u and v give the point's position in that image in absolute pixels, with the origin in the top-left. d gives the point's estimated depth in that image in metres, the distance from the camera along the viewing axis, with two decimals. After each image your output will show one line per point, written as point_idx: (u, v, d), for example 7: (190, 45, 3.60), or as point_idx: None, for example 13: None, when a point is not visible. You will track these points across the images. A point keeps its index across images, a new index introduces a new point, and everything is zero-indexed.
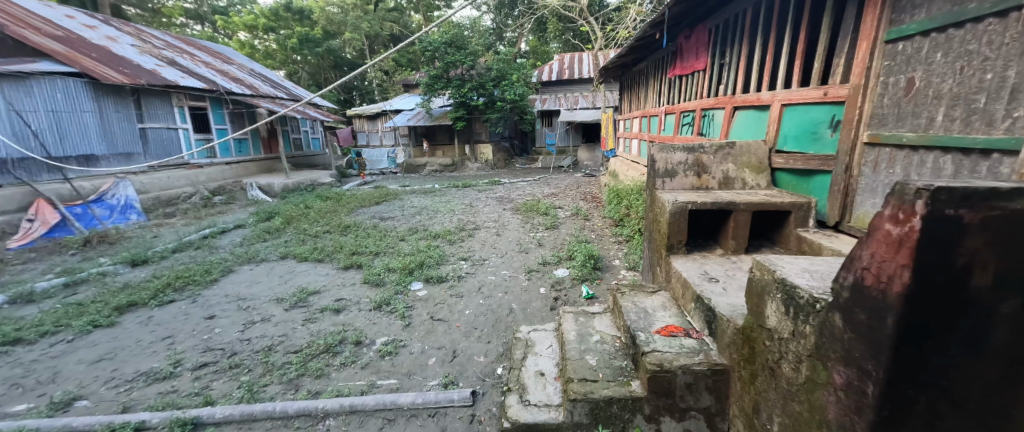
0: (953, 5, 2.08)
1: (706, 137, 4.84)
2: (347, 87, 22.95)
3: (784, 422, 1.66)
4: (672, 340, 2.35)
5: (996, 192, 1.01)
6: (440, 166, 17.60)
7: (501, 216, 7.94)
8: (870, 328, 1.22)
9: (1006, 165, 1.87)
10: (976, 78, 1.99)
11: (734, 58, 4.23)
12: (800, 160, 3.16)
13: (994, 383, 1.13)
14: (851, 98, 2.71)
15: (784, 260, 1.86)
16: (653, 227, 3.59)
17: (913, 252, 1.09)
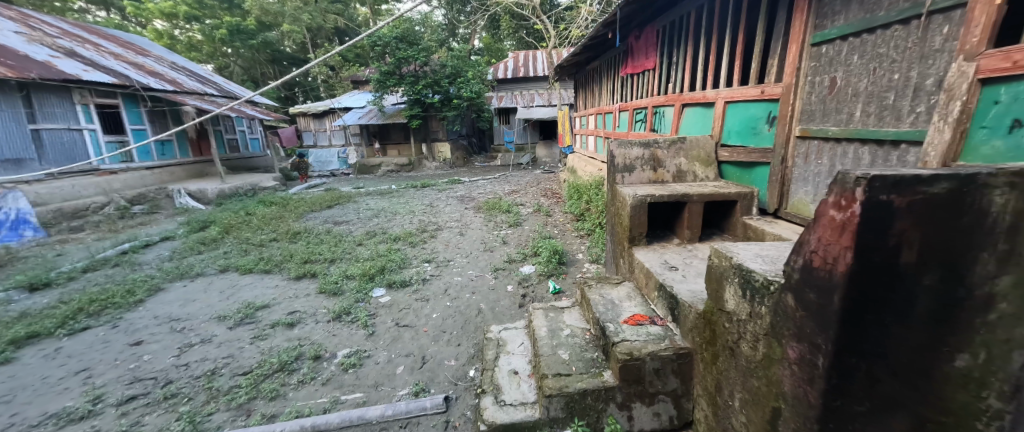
0: (866, 12, 2.35)
1: (658, 133, 5.11)
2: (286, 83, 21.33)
3: (743, 397, 1.76)
4: (639, 329, 2.45)
5: (921, 179, 1.11)
6: (395, 166, 16.91)
7: (463, 215, 7.81)
8: (818, 305, 1.30)
9: (911, 154, 2.13)
10: (886, 78, 2.25)
11: (681, 58, 4.47)
12: (743, 153, 3.41)
13: (918, 347, 1.25)
14: (784, 96, 2.96)
15: (738, 246, 1.99)
16: (614, 221, 3.71)
17: (856, 235, 1.16)
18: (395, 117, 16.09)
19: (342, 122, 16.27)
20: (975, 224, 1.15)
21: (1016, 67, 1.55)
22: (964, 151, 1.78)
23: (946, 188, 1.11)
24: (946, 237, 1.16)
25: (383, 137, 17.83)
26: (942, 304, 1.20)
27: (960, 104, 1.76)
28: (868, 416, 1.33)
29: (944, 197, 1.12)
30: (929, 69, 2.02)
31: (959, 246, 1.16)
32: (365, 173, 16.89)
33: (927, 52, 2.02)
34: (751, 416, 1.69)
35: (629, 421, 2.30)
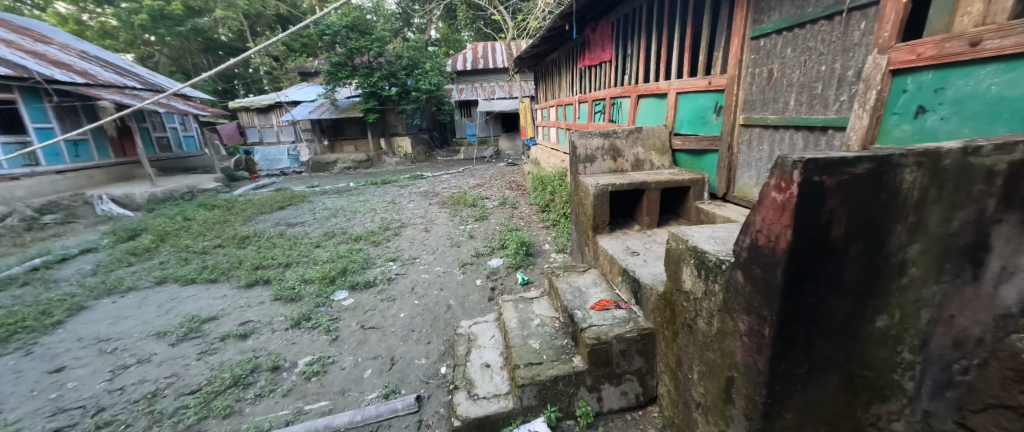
0: (797, 8, 2.56)
1: (615, 124, 5.29)
2: (222, 75, 19.58)
3: (701, 369, 1.89)
4: (605, 313, 2.54)
5: (847, 161, 1.21)
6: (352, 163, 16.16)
7: (426, 211, 7.64)
8: (764, 280, 1.41)
9: (836, 139, 2.36)
10: (815, 69, 2.46)
11: (635, 50, 4.63)
12: (694, 141, 3.62)
13: (846, 313, 1.39)
14: (728, 87, 3.16)
15: (693, 229, 2.12)
16: (578, 210, 3.79)
17: (794, 214, 1.25)
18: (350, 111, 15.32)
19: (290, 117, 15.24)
20: (891, 199, 1.27)
21: (922, 59, 1.75)
22: (878, 135, 2.01)
23: (867, 168, 1.23)
24: (868, 213, 1.28)
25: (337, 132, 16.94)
26: (865, 273, 1.34)
27: (876, 92, 1.98)
28: (808, 378, 1.46)
29: (866, 177, 1.23)
30: (850, 61, 2.24)
31: (880, 220, 1.29)
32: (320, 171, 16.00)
33: (848, 45, 2.24)
34: (709, 386, 1.82)
35: (599, 402, 2.39)
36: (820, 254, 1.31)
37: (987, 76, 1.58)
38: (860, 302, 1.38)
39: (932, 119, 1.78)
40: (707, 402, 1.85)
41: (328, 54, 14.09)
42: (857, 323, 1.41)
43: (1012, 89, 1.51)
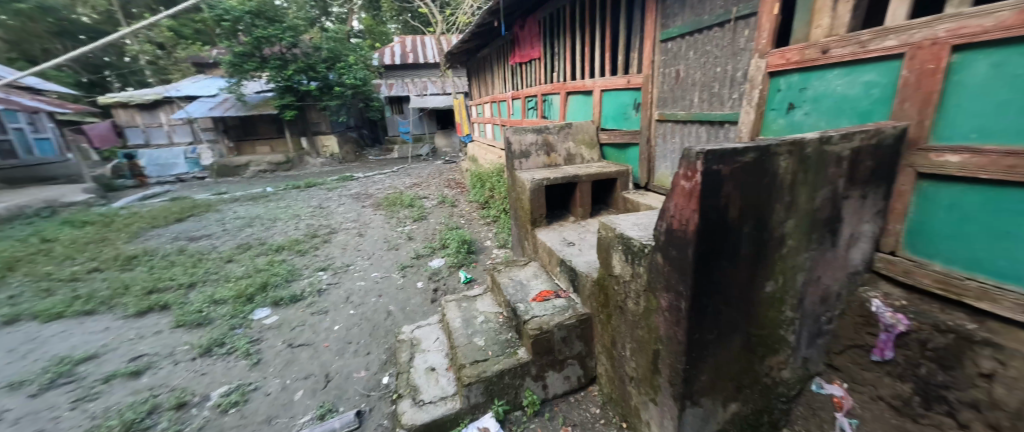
0: (695, 16, 2.85)
1: (548, 120, 5.48)
2: (86, 63, 16.44)
3: (632, 346, 2.05)
4: (546, 304, 2.64)
5: (737, 151, 1.38)
6: (269, 165, 14.63)
7: (359, 214, 7.26)
8: (679, 260, 1.56)
9: (731, 132, 2.68)
10: (712, 70, 2.77)
11: (562, 49, 4.82)
12: (618, 136, 3.88)
13: (744, 283, 1.61)
14: (644, 85, 3.43)
15: (620, 218, 2.28)
16: (516, 205, 3.87)
17: (699, 200, 1.41)
18: (263, 108, 13.86)
19: (185, 115, 13.39)
20: (772, 183, 1.49)
21: (791, 63, 2.07)
22: (762, 129, 2.33)
23: (753, 157, 1.42)
24: (756, 195, 1.48)
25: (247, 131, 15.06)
26: (756, 247, 1.55)
27: (758, 92, 2.29)
28: (718, 342, 1.67)
29: (752, 165, 1.43)
30: (739, 64, 2.56)
31: (765, 201, 1.50)
32: (228, 176, 14.24)
33: (737, 50, 2.55)
34: (639, 361, 1.99)
35: (545, 389, 2.49)
36: (721, 234, 1.49)
37: (836, 78, 1.90)
38: (753, 272, 1.61)
39: (799, 115, 2.11)
40: (639, 375, 2.02)
41: (227, 43, 12.37)
42: (752, 290, 1.64)
43: (854, 90, 1.83)
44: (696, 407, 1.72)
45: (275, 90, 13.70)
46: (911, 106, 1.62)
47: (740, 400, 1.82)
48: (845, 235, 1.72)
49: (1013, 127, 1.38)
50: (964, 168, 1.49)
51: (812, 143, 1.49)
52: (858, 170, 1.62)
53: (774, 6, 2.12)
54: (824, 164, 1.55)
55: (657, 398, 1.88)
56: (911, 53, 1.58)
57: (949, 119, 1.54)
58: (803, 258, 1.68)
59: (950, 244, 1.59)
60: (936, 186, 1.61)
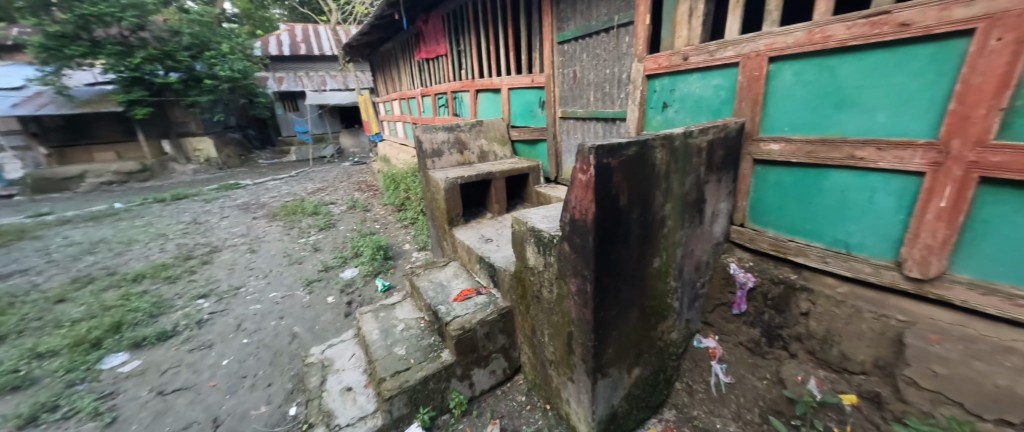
0: (585, 21, 3.07)
1: (460, 117, 5.46)
2: None
3: (550, 332, 2.17)
4: (467, 302, 2.64)
5: (622, 145, 1.54)
6: (116, 175, 11.90)
7: (250, 227, 6.43)
8: (582, 247, 1.69)
9: (622, 128, 2.96)
10: (603, 72, 3.02)
11: (468, 46, 4.83)
12: (527, 132, 4.03)
13: (637, 262, 1.80)
14: (547, 84, 3.61)
15: (532, 212, 2.37)
16: (432, 205, 3.80)
17: (594, 191, 1.53)
18: (99, 104, 11.29)
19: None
20: (652, 173, 1.68)
21: (661, 68, 2.41)
22: (644, 124, 2.68)
23: (636, 151, 1.59)
24: (641, 184, 1.66)
25: (80, 133, 12.04)
26: (645, 230, 1.75)
27: (639, 92, 2.61)
28: (620, 317, 1.84)
29: (636, 157, 1.60)
30: (624, 67, 2.83)
31: (648, 188, 1.70)
32: (53, 191, 11.14)
33: (620, 54, 2.83)
34: (556, 345, 2.11)
35: (471, 387, 2.50)
36: (615, 220, 1.64)
37: (694, 81, 2.28)
38: (644, 252, 1.81)
39: (671, 113, 2.47)
40: (557, 357, 2.14)
41: (32, 19, 9.31)
42: (644, 268, 1.84)
43: (708, 91, 2.21)
44: (605, 378, 1.89)
45: (113, 82, 11.06)
46: (748, 105, 2.04)
47: (641, 365, 2.04)
48: (709, 212, 2.07)
49: (808, 120, 1.86)
50: (785, 154, 1.94)
51: (679, 136, 1.72)
52: (714, 158, 1.96)
53: (647, 17, 2.42)
54: (689, 154, 1.80)
55: (573, 376, 2.01)
56: (744, 62, 1.99)
57: (772, 116, 1.99)
58: (680, 235, 1.94)
59: (777, 213, 2.08)
60: (766, 169, 2.08)
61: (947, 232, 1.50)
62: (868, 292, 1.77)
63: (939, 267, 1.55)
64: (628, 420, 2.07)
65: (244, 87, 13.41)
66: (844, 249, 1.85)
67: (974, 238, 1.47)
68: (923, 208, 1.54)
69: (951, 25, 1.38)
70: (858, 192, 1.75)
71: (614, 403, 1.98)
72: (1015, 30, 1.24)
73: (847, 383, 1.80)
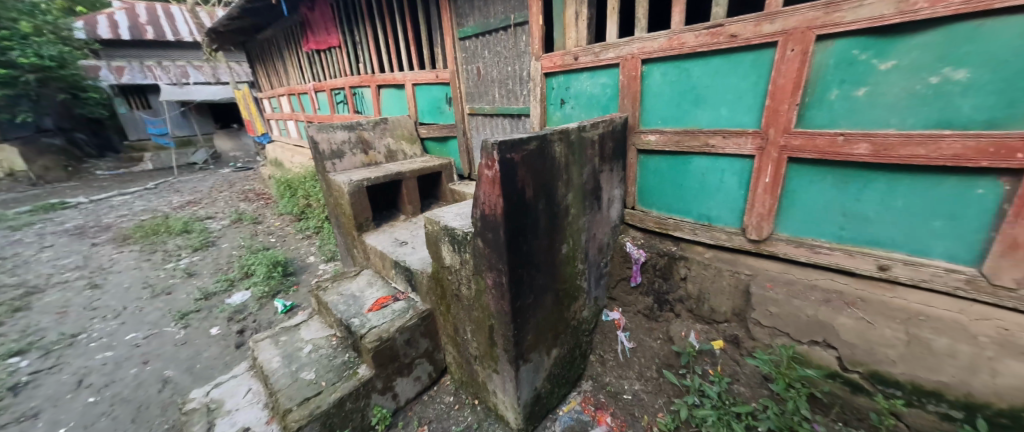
0: (483, 18, 3.09)
1: (363, 115, 5.12)
2: None
3: (471, 328, 2.16)
4: (383, 311, 2.50)
5: (523, 140, 1.59)
6: None
7: (91, 257, 5.16)
8: (495, 241, 1.71)
9: (528, 123, 3.09)
10: (505, 69, 3.10)
11: (363, 38, 4.54)
12: (436, 130, 3.97)
13: (547, 249, 1.89)
14: (452, 81, 3.57)
15: (444, 210, 2.33)
16: (336, 212, 3.51)
17: (501, 185, 1.57)
18: None
19: None
20: (553, 165, 1.78)
21: (556, 67, 2.57)
22: (546, 119, 2.84)
23: (537, 144, 1.66)
24: (544, 176, 1.75)
25: None
26: (551, 218, 1.85)
27: (539, 90, 2.75)
28: (536, 304, 1.92)
29: (537, 151, 1.68)
30: (524, 65, 2.94)
31: (551, 180, 1.79)
32: None
33: (520, 52, 2.93)
34: (479, 339, 2.11)
35: (395, 399, 2.37)
36: (523, 212, 1.70)
37: (585, 80, 2.48)
38: (553, 239, 1.91)
39: (568, 109, 2.66)
40: (481, 352, 2.15)
41: None
42: (554, 254, 1.95)
43: (597, 88, 2.44)
44: (527, 364, 1.96)
45: None
46: (629, 102, 2.29)
47: (559, 346, 2.16)
48: (605, 199, 2.28)
49: (673, 115, 2.16)
50: (660, 144, 2.23)
51: (574, 130, 1.86)
52: (605, 149, 2.16)
53: (540, 19, 2.54)
54: (583, 146, 1.96)
55: (497, 367, 2.04)
56: (623, 63, 2.23)
57: (648, 111, 2.26)
58: (583, 222, 2.10)
59: (657, 196, 2.38)
60: (647, 158, 2.36)
61: (773, 201, 1.89)
62: (726, 255, 2.14)
63: (769, 230, 1.94)
64: (551, 399, 2.19)
65: (64, 78, 10.69)
66: (706, 223, 2.19)
67: (789, 204, 1.88)
68: (756, 183, 1.92)
69: (763, 38, 1.72)
70: (712, 174, 2.09)
71: (537, 385, 2.07)
72: (802, 44, 1.63)
73: (717, 331, 2.15)
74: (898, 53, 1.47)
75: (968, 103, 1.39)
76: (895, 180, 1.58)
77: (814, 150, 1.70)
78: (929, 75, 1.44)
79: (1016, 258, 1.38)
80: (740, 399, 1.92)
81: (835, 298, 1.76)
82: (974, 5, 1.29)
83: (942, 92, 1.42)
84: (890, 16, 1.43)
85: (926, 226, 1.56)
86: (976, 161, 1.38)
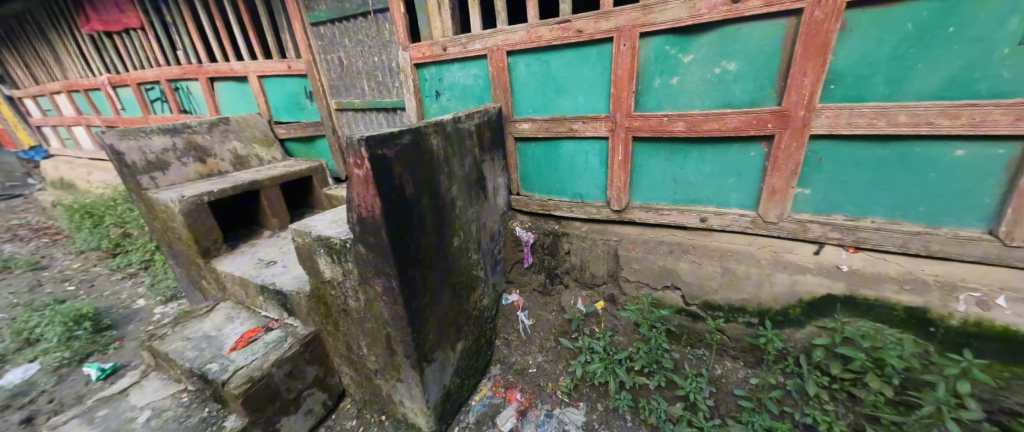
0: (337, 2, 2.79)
1: (195, 115, 4.19)
2: None
3: (367, 342, 1.99)
4: (252, 347, 2.13)
5: (394, 134, 1.51)
6: None
7: None
8: (377, 244, 1.60)
9: (404, 117, 2.96)
10: (370, 59, 2.88)
11: (179, 19, 3.68)
12: (298, 129, 3.50)
13: (437, 245, 1.85)
14: (309, 72, 3.15)
15: (316, 218, 2.07)
16: (168, 238, 2.82)
17: (375, 185, 1.46)
18: None
19: None
20: (431, 158, 1.74)
21: (426, 57, 2.49)
22: (423, 112, 2.76)
23: (410, 138, 1.59)
24: (422, 170, 1.69)
25: None
26: (436, 213, 1.81)
27: (412, 82, 2.64)
28: (433, 302, 1.88)
29: (411, 145, 1.61)
30: (391, 55, 2.77)
31: (431, 174, 1.75)
32: None
33: (385, 42, 2.74)
34: (377, 352, 1.97)
35: None
36: (406, 210, 1.62)
37: (456, 71, 2.47)
38: (441, 233, 1.87)
39: (444, 100, 2.63)
40: (381, 364, 2.00)
41: None
42: (445, 248, 1.92)
43: (469, 79, 2.46)
44: (431, 364, 1.91)
45: None
46: (501, 93, 2.37)
47: (463, 338, 2.16)
48: (490, 187, 2.33)
49: (540, 104, 2.32)
50: (532, 131, 2.38)
51: (449, 122, 1.85)
52: (483, 139, 2.19)
53: (401, 6, 2.40)
54: (461, 138, 1.96)
55: (401, 376, 1.94)
56: (490, 54, 2.28)
57: (519, 101, 2.38)
58: (471, 212, 2.12)
59: (537, 180, 2.55)
60: (523, 145, 2.50)
61: (626, 175, 2.20)
62: (598, 226, 2.43)
63: (626, 200, 2.26)
64: (462, 392, 2.18)
65: None
66: (579, 200, 2.44)
67: (638, 177, 2.22)
68: (612, 161, 2.20)
69: (602, 33, 1.96)
70: (579, 156, 2.32)
71: (445, 383, 2.04)
72: (630, 39, 1.90)
73: (598, 294, 2.43)
74: (694, 48, 1.84)
75: (740, 88, 1.82)
76: (704, 149, 2.00)
77: (649, 129, 2.04)
78: (714, 66, 1.83)
79: (775, 200, 1.89)
80: (620, 347, 2.21)
81: (676, 248, 2.17)
82: (734, 12, 1.68)
83: (723, 79, 1.83)
84: (686, 19, 1.77)
85: (727, 184, 2.02)
86: (749, 131, 1.82)
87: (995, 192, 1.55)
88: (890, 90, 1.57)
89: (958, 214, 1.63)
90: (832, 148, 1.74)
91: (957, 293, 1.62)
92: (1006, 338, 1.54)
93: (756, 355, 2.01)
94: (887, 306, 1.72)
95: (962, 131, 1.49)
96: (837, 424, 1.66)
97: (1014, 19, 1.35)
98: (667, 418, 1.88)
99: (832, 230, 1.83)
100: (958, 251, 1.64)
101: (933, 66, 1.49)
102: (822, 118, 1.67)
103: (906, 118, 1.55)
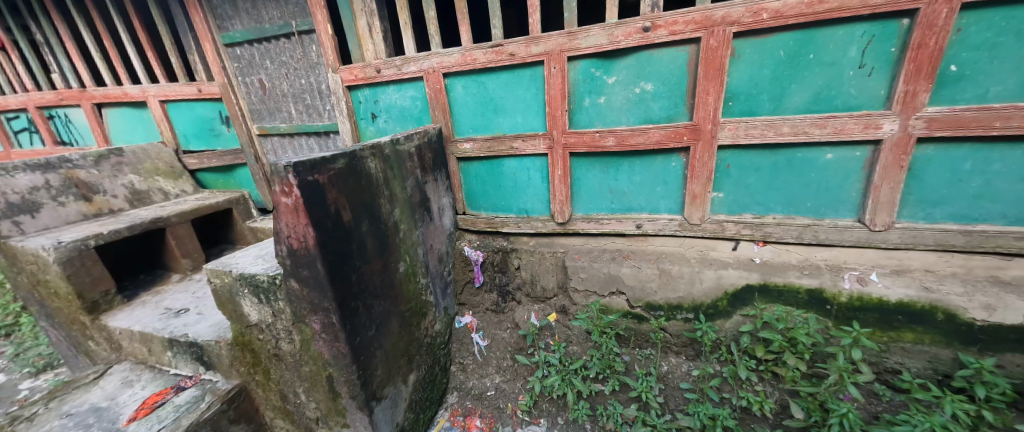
0: (256, 23, 2.63)
1: (77, 147, 3.61)
2: None
3: (305, 387, 1.80)
4: (158, 414, 1.80)
5: (326, 159, 1.42)
6: None
7: None
8: (313, 277, 1.47)
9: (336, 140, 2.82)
10: (297, 82, 2.73)
11: (51, 37, 3.18)
12: (213, 158, 3.18)
13: (379, 273, 1.75)
14: (223, 96, 2.89)
15: (237, 255, 1.86)
16: (39, 294, 2.33)
17: (307, 213, 1.36)
18: None
19: None
20: (368, 183, 1.67)
21: (359, 80, 2.43)
22: (359, 134, 2.67)
23: (344, 163, 1.52)
24: (360, 196, 1.61)
25: None
26: (377, 239, 1.72)
27: (345, 104, 2.55)
28: (380, 334, 1.76)
29: (346, 169, 1.53)
30: (319, 76, 2.65)
31: (369, 198, 1.67)
32: None
33: (312, 64, 2.62)
34: (318, 397, 1.78)
35: None
36: (344, 238, 1.52)
37: (392, 93, 2.44)
38: (385, 260, 1.78)
39: (381, 123, 2.57)
40: (323, 411, 1.81)
41: None
42: (389, 276, 1.83)
43: (406, 101, 2.43)
44: (382, 402, 1.77)
45: None
46: (440, 113, 2.37)
47: (416, 369, 2.05)
48: (435, 209, 2.29)
49: (479, 124, 2.37)
50: (475, 151, 2.41)
51: (387, 145, 1.80)
52: (425, 160, 2.17)
53: (328, 28, 2.32)
54: (401, 160, 1.92)
55: (346, 421, 1.77)
56: (426, 77, 2.29)
57: (458, 121, 2.41)
58: (416, 235, 2.06)
59: (482, 199, 2.58)
60: (466, 164, 2.52)
61: (567, 189, 2.31)
62: (545, 239, 2.49)
63: (569, 212, 2.37)
64: (418, 427, 2.05)
65: None
66: (525, 215, 2.50)
67: (578, 190, 2.34)
68: (553, 176, 2.29)
69: (533, 57, 2.07)
70: (521, 172, 2.39)
71: (398, 420, 1.90)
72: (560, 63, 2.03)
73: (550, 307, 2.47)
74: (616, 71, 2.02)
75: (657, 105, 2.02)
76: (633, 162, 2.18)
77: (584, 146, 2.18)
78: (634, 86, 2.02)
79: (696, 204, 2.10)
80: (574, 357, 2.25)
81: (617, 254, 2.31)
82: (646, 40, 1.88)
83: (642, 98, 2.03)
84: (607, 45, 1.94)
85: (655, 192, 2.20)
86: (669, 144, 2.03)
87: (859, 187, 1.88)
88: (774, 105, 1.86)
89: (836, 207, 1.95)
90: (736, 156, 2.00)
91: (844, 273, 1.92)
92: (879, 306, 1.83)
93: (695, 348, 2.17)
94: (792, 291, 1.97)
95: (830, 138, 1.81)
96: (766, 402, 1.83)
97: (853, 48, 1.69)
98: (624, 421, 1.93)
99: (743, 227, 2.08)
100: (839, 237, 1.95)
101: (803, 85, 1.79)
102: (725, 131, 1.92)
103: (788, 129, 1.84)
